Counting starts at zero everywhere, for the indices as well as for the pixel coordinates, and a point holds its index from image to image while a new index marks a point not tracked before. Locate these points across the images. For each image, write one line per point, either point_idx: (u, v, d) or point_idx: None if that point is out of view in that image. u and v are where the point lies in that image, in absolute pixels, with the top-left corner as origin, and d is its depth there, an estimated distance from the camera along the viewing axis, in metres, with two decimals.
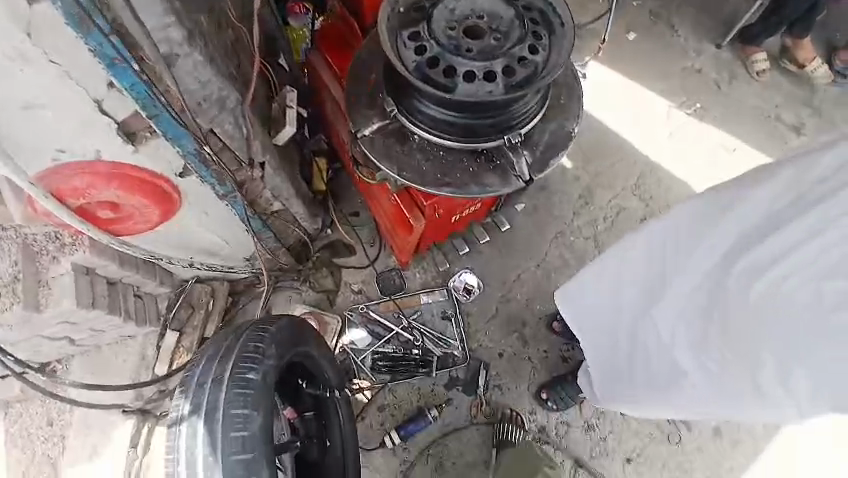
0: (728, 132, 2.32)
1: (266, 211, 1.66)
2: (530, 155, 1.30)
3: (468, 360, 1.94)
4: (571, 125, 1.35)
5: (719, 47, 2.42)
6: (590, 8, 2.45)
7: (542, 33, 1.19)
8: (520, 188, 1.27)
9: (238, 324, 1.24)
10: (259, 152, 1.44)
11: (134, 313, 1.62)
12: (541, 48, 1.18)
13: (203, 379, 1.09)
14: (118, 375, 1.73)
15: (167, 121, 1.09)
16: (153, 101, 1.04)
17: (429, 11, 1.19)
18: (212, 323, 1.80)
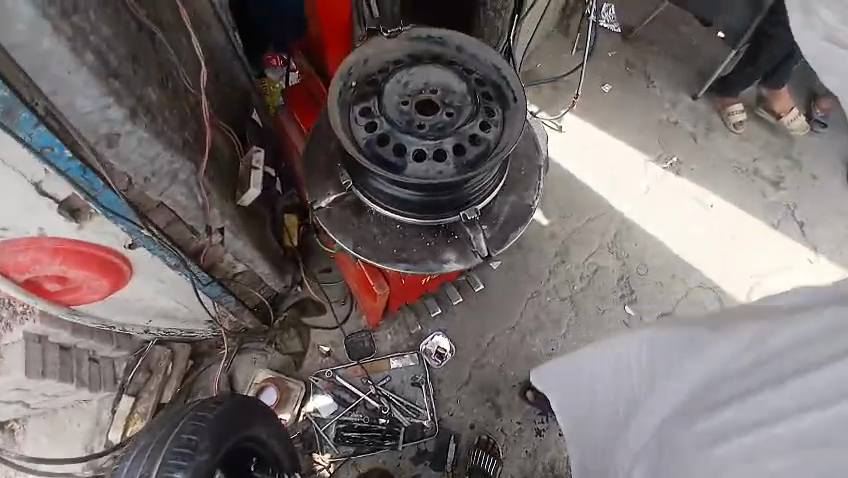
0: (705, 187, 2.31)
1: (228, 273, 1.63)
2: (489, 229, 1.27)
3: (438, 431, 1.89)
4: (531, 197, 1.33)
5: (695, 98, 2.41)
6: (563, 60, 2.45)
7: (496, 108, 1.18)
8: (477, 263, 1.25)
9: (179, 406, 1.21)
10: (218, 218, 1.41)
11: (88, 380, 1.55)
12: (494, 123, 1.16)
13: (129, 475, 1.08)
14: (67, 444, 1.64)
15: (109, 201, 1.08)
16: (92, 182, 1.03)
17: (381, 85, 1.18)
18: (170, 388, 1.73)
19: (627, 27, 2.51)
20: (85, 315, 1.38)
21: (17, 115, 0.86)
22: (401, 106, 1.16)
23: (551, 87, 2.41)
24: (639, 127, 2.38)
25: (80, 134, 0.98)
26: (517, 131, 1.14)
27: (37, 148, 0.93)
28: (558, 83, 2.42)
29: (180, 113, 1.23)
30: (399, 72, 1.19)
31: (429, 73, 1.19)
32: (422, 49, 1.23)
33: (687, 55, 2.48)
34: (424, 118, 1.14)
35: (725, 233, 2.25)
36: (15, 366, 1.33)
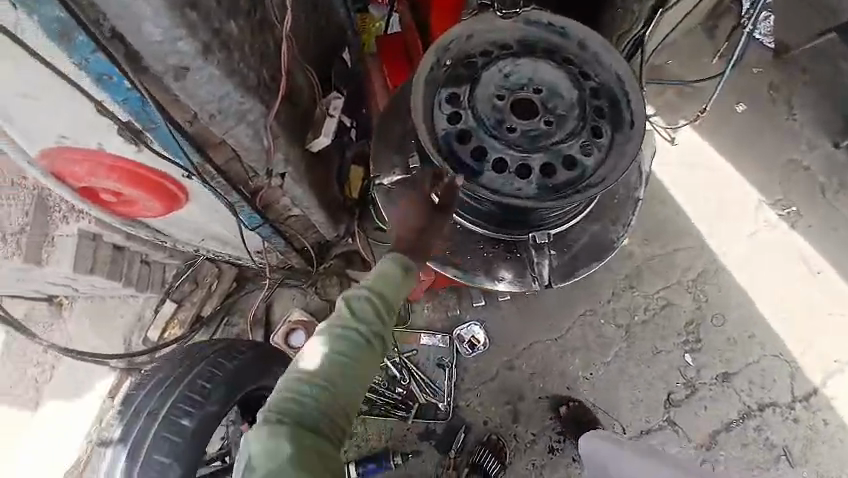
0: (818, 250, 2.04)
1: (282, 215, 1.62)
2: (557, 257, 1.13)
3: (450, 417, 1.87)
4: (617, 233, 1.16)
5: (835, 146, 2.08)
6: (701, 63, 2.13)
7: (604, 130, 1.00)
8: (534, 291, 1.12)
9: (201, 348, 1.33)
10: (280, 164, 1.37)
11: (136, 280, 1.70)
12: (597, 147, 0.99)
13: (142, 406, 1.22)
14: (112, 330, 1.79)
15: (164, 135, 1.06)
16: (149, 114, 1.00)
17: (479, 71, 1.03)
18: (210, 303, 1.82)
19: (785, 42, 2.15)
20: (137, 226, 1.45)
21: (74, 39, 0.83)
22: (495, 102, 1.00)
23: (678, 92, 2.13)
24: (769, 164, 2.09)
25: (151, 62, 0.92)
26: (623, 164, 0.97)
27: (94, 75, 0.90)
28: (687, 90, 2.14)
29: (261, 50, 1.15)
30: (503, 61, 1.03)
31: (537, 70, 1.02)
32: (538, 37, 1.07)
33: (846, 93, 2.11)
34: (518, 122, 0.98)
35: (821, 305, 2.01)
36: (66, 256, 1.47)
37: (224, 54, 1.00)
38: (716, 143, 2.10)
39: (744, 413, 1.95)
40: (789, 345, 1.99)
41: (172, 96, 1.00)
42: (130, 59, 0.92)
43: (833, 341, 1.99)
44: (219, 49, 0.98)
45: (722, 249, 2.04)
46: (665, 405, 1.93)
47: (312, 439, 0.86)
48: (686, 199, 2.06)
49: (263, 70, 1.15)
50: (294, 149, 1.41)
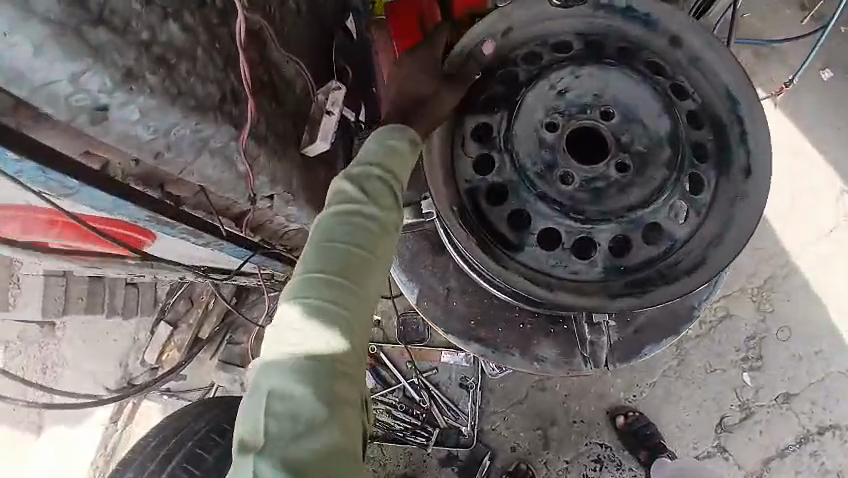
0: None
1: (276, 233, 1.36)
2: (618, 332, 0.94)
3: (474, 443, 1.69)
4: (695, 298, 0.95)
5: None
6: (784, 14, 1.70)
7: (703, 178, 0.75)
8: (582, 373, 0.93)
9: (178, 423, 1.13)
10: (265, 186, 1.10)
11: (120, 307, 1.61)
12: (695, 209, 0.74)
13: None
14: (107, 353, 1.65)
15: (92, 198, 0.79)
16: (61, 181, 0.73)
17: (522, 90, 0.75)
18: (209, 324, 1.63)
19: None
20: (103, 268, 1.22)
21: None
22: (543, 137, 0.72)
23: (754, 55, 1.70)
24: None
25: (51, 107, 0.66)
26: (720, 233, 0.74)
27: None
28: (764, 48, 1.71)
29: (220, 54, 0.86)
30: (558, 69, 0.73)
31: (609, 83, 0.72)
32: (610, 31, 0.79)
33: None
34: (578, 170, 0.71)
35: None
36: (34, 296, 1.54)
37: (159, 77, 0.72)
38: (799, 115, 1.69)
39: (800, 437, 1.62)
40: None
41: (94, 141, 0.74)
42: (22, 102, 0.65)
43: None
44: (150, 71, 0.71)
45: (793, 250, 1.68)
46: (716, 429, 1.64)
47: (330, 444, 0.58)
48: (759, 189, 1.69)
49: (224, 80, 0.86)
50: (283, 165, 1.12)
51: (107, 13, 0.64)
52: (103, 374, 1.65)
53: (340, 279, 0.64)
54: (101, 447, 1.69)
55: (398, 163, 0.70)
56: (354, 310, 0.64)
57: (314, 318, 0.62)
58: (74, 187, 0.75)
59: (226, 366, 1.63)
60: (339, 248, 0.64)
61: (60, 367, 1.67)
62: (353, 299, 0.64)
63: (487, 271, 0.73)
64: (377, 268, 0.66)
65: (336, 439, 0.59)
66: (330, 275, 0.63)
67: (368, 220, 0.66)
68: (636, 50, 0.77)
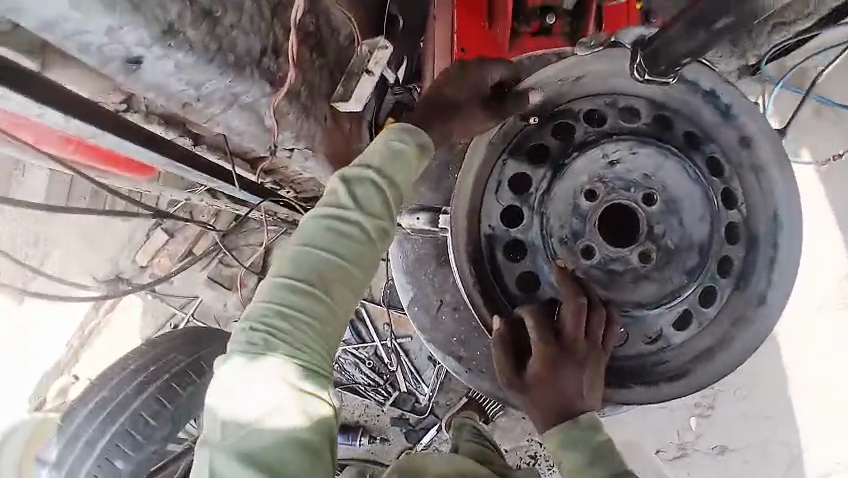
0: None
1: (288, 176, 1.32)
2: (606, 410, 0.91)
3: (428, 413, 1.76)
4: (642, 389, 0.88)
5: None
6: None
7: (721, 292, 0.71)
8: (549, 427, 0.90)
9: (157, 346, 1.10)
10: (288, 141, 1.07)
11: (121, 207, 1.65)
12: (697, 320, 0.70)
13: (76, 434, 0.99)
14: (100, 246, 1.69)
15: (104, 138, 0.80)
16: (74, 122, 0.74)
17: (572, 152, 0.70)
18: (203, 242, 1.66)
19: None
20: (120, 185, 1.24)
21: None
22: (578, 204, 0.69)
23: None
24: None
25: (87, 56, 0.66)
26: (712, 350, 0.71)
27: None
28: None
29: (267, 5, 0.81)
30: (615, 141, 0.69)
31: (659, 171, 0.69)
32: (683, 108, 0.70)
33: None
34: (602, 248, 0.68)
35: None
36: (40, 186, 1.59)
37: (200, 31, 0.70)
38: None
39: None
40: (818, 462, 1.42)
41: (121, 83, 0.72)
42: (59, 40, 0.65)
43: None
44: (191, 26, 0.69)
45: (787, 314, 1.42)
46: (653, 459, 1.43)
47: (294, 448, 0.55)
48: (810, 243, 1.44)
49: (267, 35, 0.82)
50: (310, 121, 1.09)
51: None
52: (93, 264, 1.69)
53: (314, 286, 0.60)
54: (81, 328, 1.76)
55: (398, 169, 0.63)
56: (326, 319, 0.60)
57: (280, 319, 0.59)
58: (89, 129, 0.77)
59: (213, 284, 1.68)
60: (311, 253, 0.60)
61: (56, 247, 1.72)
62: (326, 308, 0.60)
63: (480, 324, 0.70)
64: (355, 277, 0.61)
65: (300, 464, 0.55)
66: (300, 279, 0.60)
67: (349, 227, 0.61)
68: (697, 140, 0.70)
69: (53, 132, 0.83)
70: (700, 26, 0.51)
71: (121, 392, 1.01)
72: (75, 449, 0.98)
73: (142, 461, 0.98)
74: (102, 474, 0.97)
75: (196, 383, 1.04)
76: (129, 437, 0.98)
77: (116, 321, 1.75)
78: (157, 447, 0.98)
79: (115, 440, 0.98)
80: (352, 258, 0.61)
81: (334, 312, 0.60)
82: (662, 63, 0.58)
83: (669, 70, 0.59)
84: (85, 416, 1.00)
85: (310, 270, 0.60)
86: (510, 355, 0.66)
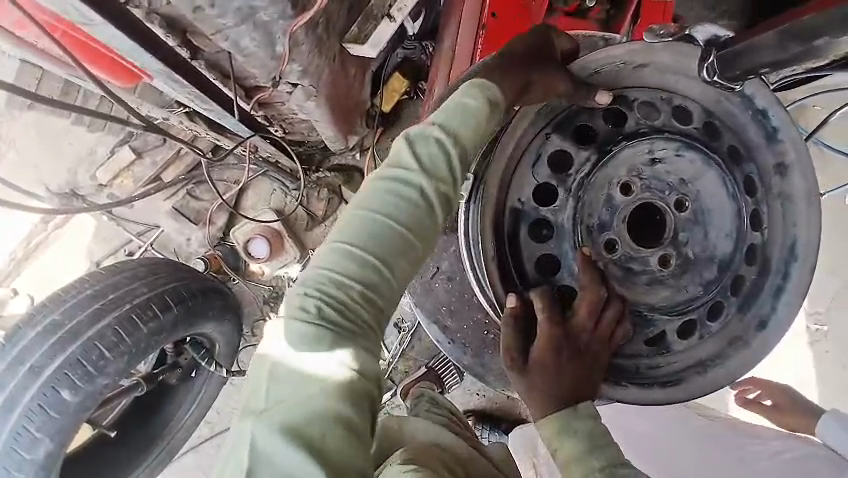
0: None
1: (281, 111, 1.22)
2: None
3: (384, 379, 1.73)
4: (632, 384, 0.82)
5: None
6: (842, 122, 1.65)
7: (727, 309, 0.70)
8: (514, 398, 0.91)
9: (118, 274, 1.00)
10: (294, 75, 0.98)
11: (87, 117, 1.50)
12: (699, 331, 0.69)
13: (21, 358, 0.90)
14: (57, 154, 1.53)
15: (109, 33, 0.73)
16: (77, 10, 0.67)
17: (620, 140, 0.66)
18: (175, 169, 1.53)
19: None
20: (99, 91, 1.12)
21: None
22: (612, 196, 0.66)
23: None
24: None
25: None
26: (705, 362, 0.70)
27: None
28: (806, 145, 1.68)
29: None
30: (664, 139, 0.66)
31: (699, 180, 0.66)
32: (728, 118, 0.68)
33: None
34: (626, 245, 0.66)
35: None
36: None
37: None
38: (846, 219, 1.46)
39: None
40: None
41: None
42: None
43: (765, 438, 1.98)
44: None
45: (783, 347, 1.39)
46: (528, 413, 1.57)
47: (342, 427, 0.50)
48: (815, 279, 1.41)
49: None
50: (320, 57, 1.00)
51: None
52: (47, 173, 1.53)
53: (376, 256, 0.54)
54: (26, 239, 1.61)
55: (467, 127, 0.57)
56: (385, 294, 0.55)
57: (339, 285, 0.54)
58: (88, 17, 0.68)
59: (177, 216, 1.58)
60: (374, 218, 0.55)
61: (6, 147, 1.54)
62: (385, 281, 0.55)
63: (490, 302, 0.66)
64: (415, 253, 0.56)
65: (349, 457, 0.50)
66: (361, 247, 0.54)
67: (413, 195, 0.55)
68: (739, 157, 0.68)
69: (42, 15, 0.74)
70: (796, 38, 0.51)
71: (74, 318, 0.92)
72: (17, 375, 0.89)
73: (91, 394, 0.91)
74: (48, 404, 0.89)
75: (158, 318, 0.98)
76: (79, 367, 0.90)
77: (66, 237, 1.61)
78: (108, 382, 0.93)
79: (63, 369, 0.89)
80: (416, 227, 0.56)
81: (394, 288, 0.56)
82: (738, 68, 0.58)
83: (742, 77, 0.58)
84: (32, 340, 0.91)
85: (380, 237, 0.54)
86: (521, 337, 0.64)
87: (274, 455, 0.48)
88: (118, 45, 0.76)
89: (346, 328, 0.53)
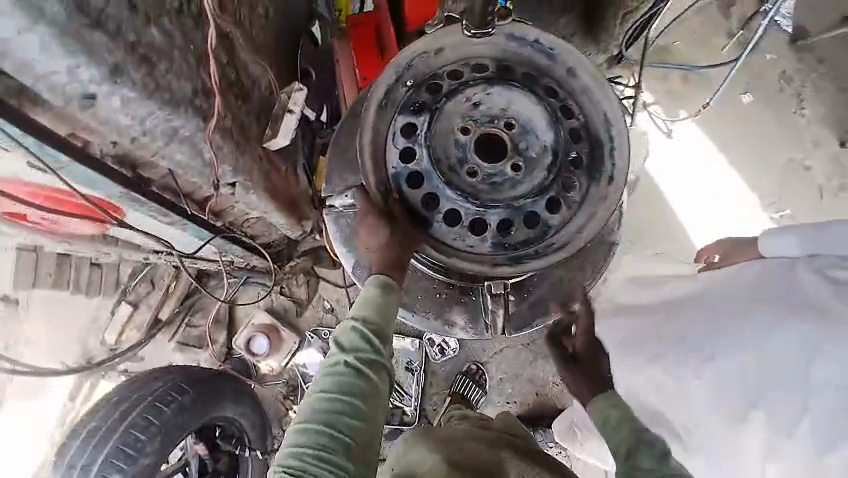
0: (735, 212, 2.10)
1: (239, 217, 1.49)
2: (540, 323, 1.06)
3: (417, 422, 1.84)
4: (582, 280, 1.07)
5: (843, 145, 2.12)
6: (708, 46, 2.11)
7: (577, 182, 0.87)
8: (485, 339, 1.05)
9: (135, 382, 1.19)
10: (228, 175, 1.24)
11: (84, 285, 1.73)
12: (565, 204, 0.87)
13: (72, 462, 1.10)
14: (66, 332, 1.73)
15: (82, 170, 0.96)
16: (56, 155, 0.90)
17: (443, 99, 0.88)
18: (168, 307, 1.73)
19: (800, 31, 2.13)
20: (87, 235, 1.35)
21: None
22: (456, 136, 0.87)
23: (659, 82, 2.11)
24: (758, 166, 2.13)
25: (50, 98, 0.82)
26: (586, 228, 0.87)
27: None
28: (694, 75, 2.12)
29: (193, 54, 1.03)
30: (473, 86, 0.88)
31: (509, 100, 0.88)
32: (519, 58, 0.91)
33: None
34: (483, 167, 0.85)
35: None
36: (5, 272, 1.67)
37: (141, 72, 0.88)
38: (707, 123, 2.12)
39: None
40: (808, 349, 1.08)
41: (83, 123, 0.89)
42: (25, 88, 0.81)
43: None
44: (134, 68, 0.86)
45: (682, 207, 2.09)
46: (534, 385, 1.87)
47: (337, 401, 0.74)
48: (690, 160, 2.11)
49: (194, 79, 1.03)
50: (244, 156, 1.27)
51: (103, 17, 0.78)
52: (65, 350, 1.73)
53: (363, 306, 0.78)
54: (61, 420, 1.76)
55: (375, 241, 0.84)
56: (369, 324, 0.77)
57: (361, 288, 0.81)
58: (59, 157, 0.92)
59: (184, 347, 1.78)
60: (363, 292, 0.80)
61: (24, 345, 1.74)
62: (370, 319, 0.77)
63: (422, 241, 0.84)
64: (386, 305, 0.79)
65: (349, 420, 0.73)
66: (357, 301, 0.79)
67: (377, 276, 0.81)
68: (536, 75, 0.91)
69: (32, 172, 0.97)
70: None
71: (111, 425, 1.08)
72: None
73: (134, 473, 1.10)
74: None
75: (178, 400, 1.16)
76: (121, 453, 1.09)
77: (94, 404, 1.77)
78: (149, 460, 1.12)
79: (109, 458, 1.09)
80: (385, 294, 0.80)
81: (378, 320, 0.78)
82: (478, 16, 0.84)
83: (487, 20, 0.85)
84: (83, 439, 1.11)
85: (372, 295, 0.79)
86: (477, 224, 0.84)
87: (306, 419, 0.74)
88: (90, 182, 0.99)
89: (352, 349, 0.76)
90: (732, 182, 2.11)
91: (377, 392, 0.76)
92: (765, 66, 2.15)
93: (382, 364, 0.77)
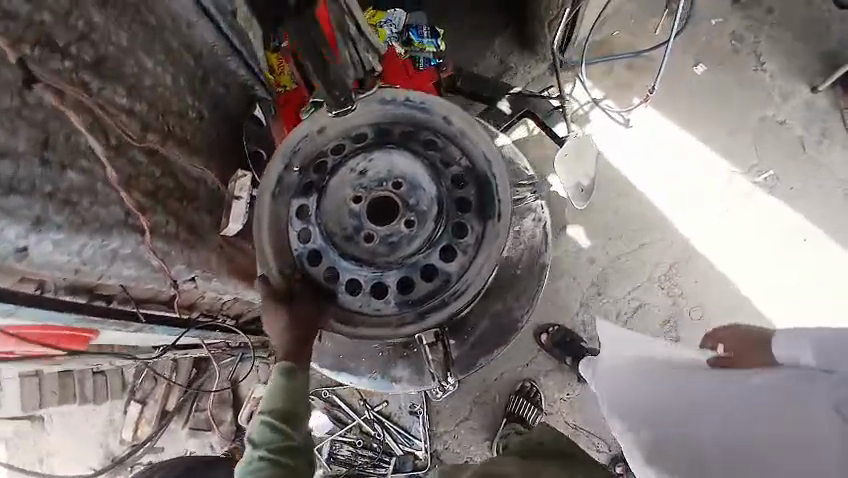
0: (740, 209, 1.99)
1: (213, 303, 1.57)
2: (483, 360, 1.11)
3: (430, 461, 1.87)
4: (516, 314, 1.11)
5: (814, 90, 2.03)
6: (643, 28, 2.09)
7: (470, 227, 0.92)
8: (433, 386, 1.09)
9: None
10: (183, 272, 1.33)
11: (94, 391, 1.84)
12: (459, 251, 0.91)
13: None
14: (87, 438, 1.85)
15: (30, 312, 1.03)
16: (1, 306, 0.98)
17: (327, 176, 0.94)
18: (174, 396, 1.85)
19: None
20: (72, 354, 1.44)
21: None
22: (348, 207, 0.92)
23: (603, 72, 2.10)
24: (728, 131, 2.04)
25: None
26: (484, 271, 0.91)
27: None
28: (639, 60, 2.09)
29: (121, 180, 1.12)
30: (354, 156, 0.93)
31: (391, 162, 0.92)
32: (394, 117, 0.96)
33: (813, 31, 2.07)
34: (377, 231, 0.90)
35: (786, 284, 1.95)
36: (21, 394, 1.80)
37: (64, 215, 0.97)
38: (664, 105, 2.06)
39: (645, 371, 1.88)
40: None
41: (25, 270, 0.99)
42: None
43: (802, 324, 1.94)
44: (55, 213, 0.95)
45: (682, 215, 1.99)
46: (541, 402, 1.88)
47: None
48: (677, 161, 2.03)
49: (125, 202, 1.13)
50: (197, 251, 1.36)
51: (12, 182, 0.87)
52: (91, 454, 1.85)
53: (272, 395, 0.86)
54: None
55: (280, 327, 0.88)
56: (279, 412, 0.86)
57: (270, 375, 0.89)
58: (7, 308, 0.98)
59: (197, 431, 1.86)
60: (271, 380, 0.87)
61: (54, 456, 1.86)
62: (280, 407, 0.86)
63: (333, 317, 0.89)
64: (293, 389, 0.87)
65: None
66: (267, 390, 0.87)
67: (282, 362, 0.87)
68: (414, 130, 0.96)
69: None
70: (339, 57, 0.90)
71: None
72: None
73: None
74: None
75: None
76: None
77: None
78: None
79: None
80: (291, 378, 0.87)
81: (287, 407, 0.86)
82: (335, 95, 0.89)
83: (346, 100, 0.89)
84: None
85: (279, 383, 0.86)
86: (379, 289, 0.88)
87: None
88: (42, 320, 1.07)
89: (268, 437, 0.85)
90: (727, 176, 2.01)
91: (297, 467, 0.86)
92: (713, 32, 2.09)
93: (297, 443, 0.86)
